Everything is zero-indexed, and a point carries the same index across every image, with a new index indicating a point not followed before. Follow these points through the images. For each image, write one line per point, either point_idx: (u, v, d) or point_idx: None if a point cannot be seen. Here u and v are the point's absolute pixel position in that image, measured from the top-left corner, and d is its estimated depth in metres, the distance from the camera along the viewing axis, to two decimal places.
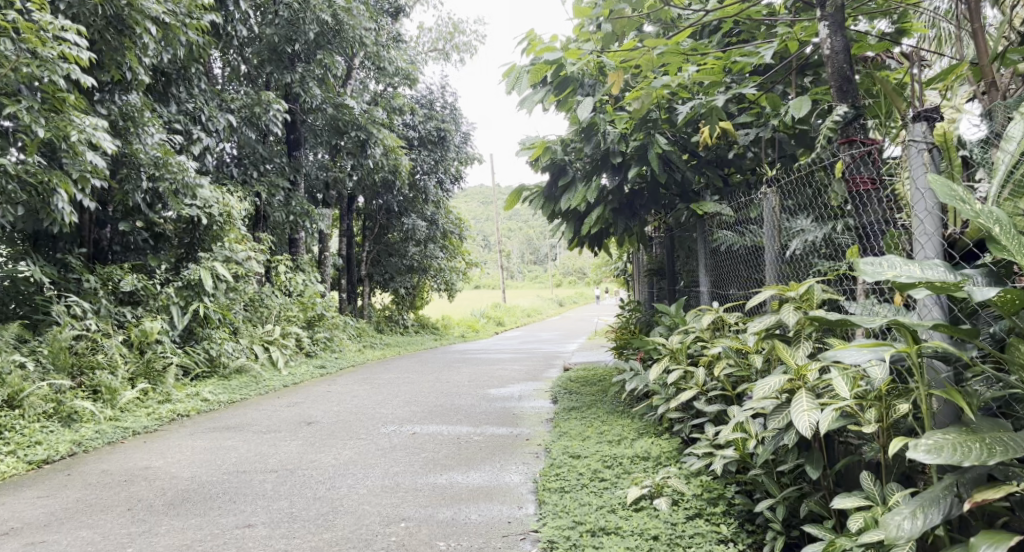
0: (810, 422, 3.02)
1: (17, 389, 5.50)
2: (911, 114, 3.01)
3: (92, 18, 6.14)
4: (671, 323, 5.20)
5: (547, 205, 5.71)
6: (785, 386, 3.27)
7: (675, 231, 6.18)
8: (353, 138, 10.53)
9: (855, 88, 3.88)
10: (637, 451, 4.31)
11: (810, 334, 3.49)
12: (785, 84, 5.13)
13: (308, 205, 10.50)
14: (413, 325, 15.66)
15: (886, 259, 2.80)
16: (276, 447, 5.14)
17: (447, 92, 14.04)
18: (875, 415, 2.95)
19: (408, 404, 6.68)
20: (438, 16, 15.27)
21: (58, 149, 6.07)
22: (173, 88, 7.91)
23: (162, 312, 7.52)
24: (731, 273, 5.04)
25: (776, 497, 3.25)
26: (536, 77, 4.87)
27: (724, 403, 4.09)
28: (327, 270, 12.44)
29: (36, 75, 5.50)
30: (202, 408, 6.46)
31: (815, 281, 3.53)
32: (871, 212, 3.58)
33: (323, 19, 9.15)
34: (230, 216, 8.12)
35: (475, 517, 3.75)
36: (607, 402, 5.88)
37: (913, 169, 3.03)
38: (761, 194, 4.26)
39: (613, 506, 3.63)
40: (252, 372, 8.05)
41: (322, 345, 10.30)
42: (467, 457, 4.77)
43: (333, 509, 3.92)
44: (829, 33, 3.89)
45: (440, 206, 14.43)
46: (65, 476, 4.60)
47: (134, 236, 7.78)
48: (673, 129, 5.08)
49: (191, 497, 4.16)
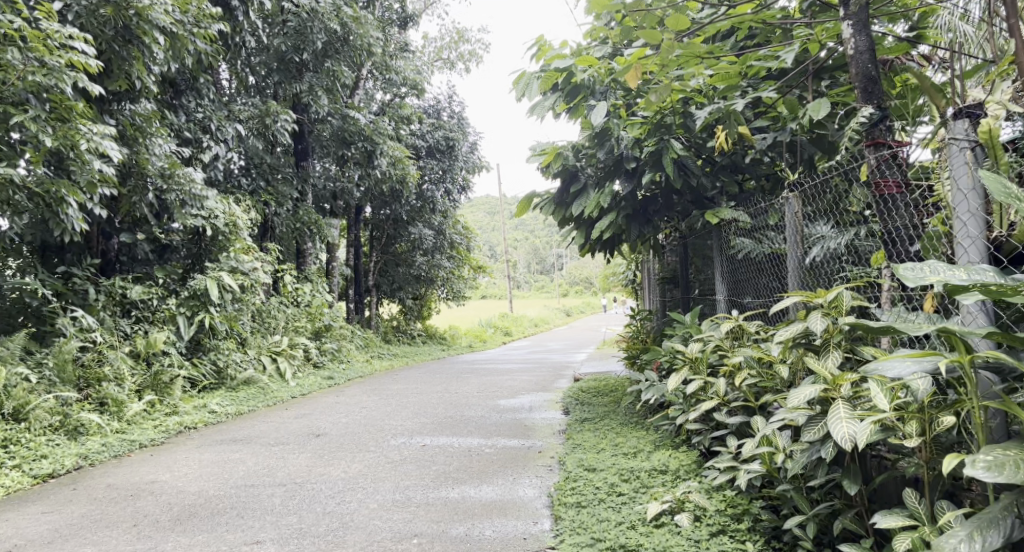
0: (847, 434, 2.90)
1: (23, 401, 5.43)
2: (952, 111, 2.96)
3: (100, 28, 6.12)
4: (686, 333, 5.08)
5: (558, 211, 5.56)
6: (819, 396, 3.15)
7: (689, 238, 6.07)
8: (359, 148, 10.47)
9: (881, 89, 3.78)
10: (655, 464, 4.19)
11: (839, 342, 3.39)
12: (802, 89, 5.03)
13: (316, 215, 10.45)
14: (420, 335, 15.56)
15: (927, 263, 2.74)
16: (285, 460, 5.04)
17: (454, 102, 14.04)
18: (918, 427, 2.85)
19: (418, 415, 6.58)
20: (444, 25, 15.22)
21: (66, 158, 6.01)
22: (181, 98, 7.97)
23: (169, 323, 7.45)
24: (748, 281, 4.93)
25: (807, 514, 3.13)
26: (547, 84, 4.66)
27: (746, 414, 3.97)
28: (334, 280, 12.38)
29: (43, 84, 5.44)
30: (209, 420, 6.37)
31: (845, 288, 3.42)
32: (897, 217, 3.49)
33: (332, 28, 9.10)
34: (236, 226, 8.02)
35: (489, 533, 3.64)
36: (621, 414, 5.77)
37: (953, 169, 2.96)
38: (783, 199, 4.14)
39: (633, 522, 3.52)
40: (259, 383, 7.95)
41: (329, 356, 10.20)
42: (479, 470, 4.65)
43: (343, 525, 3.82)
44: (852, 33, 3.82)
45: (448, 216, 14.34)
46: (70, 491, 4.51)
47: (139, 247, 7.70)
48: (689, 134, 5.00)
49: (198, 512, 4.06)
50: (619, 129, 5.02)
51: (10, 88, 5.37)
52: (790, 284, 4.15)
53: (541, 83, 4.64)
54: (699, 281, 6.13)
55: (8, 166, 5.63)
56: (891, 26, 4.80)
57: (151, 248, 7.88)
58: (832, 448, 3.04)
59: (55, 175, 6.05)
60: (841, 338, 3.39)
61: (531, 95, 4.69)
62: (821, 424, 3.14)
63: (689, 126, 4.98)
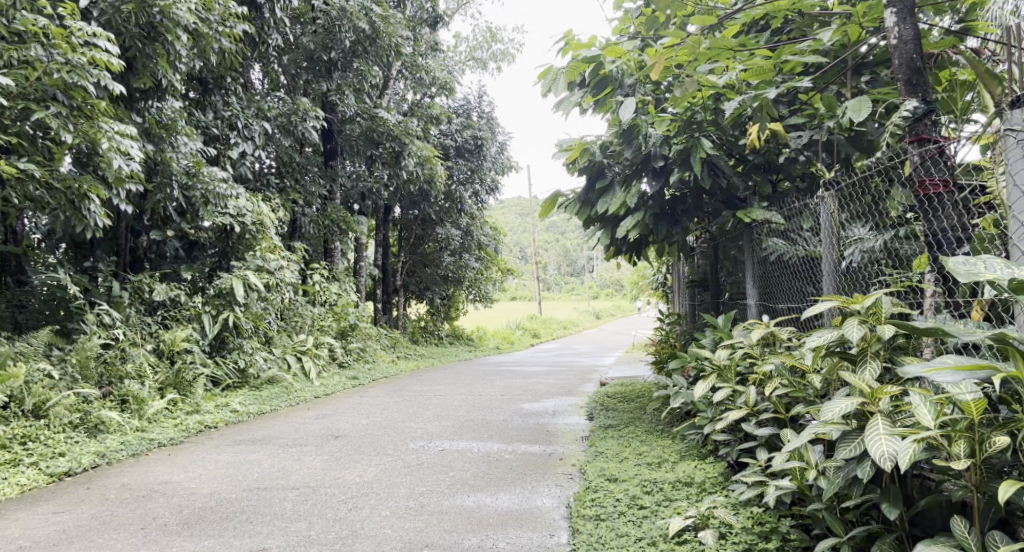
0: (886, 453, 2.69)
1: (43, 398, 5.39)
2: (1010, 98, 2.74)
3: (126, 26, 6.06)
4: (715, 338, 4.85)
5: (583, 210, 5.37)
6: (854, 409, 2.95)
7: (719, 239, 5.85)
8: (388, 148, 10.25)
9: (926, 81, 3.56)
10: (680, 475, 3.99)
11: (877, 352, 3.18)
12: (841, 84, 4.80)
13: (344, 214, 10.38)
14: (447, 337, 15.43)
15: (982, 259, 2.60)
16: (301, 463, 4.93)
17: (484, 101, 13.90)
18: (967, 448, 2.63)
19: (439, 417, 6.43)
20: (476, 25, 15.11)
21: (92, 154, 5.86)
22: (211, 97, 7.95)
23: (193, 321, 7.40)
24: (782, 285, 4.72)
25: (840, 537, 2.92)
26: (573, 75, 4.52)
27: (777, 426, 3.76)
28: (362, 280, 12.31)
29: (65, 82, 5.37)
30: (230, 420, 6.28)
31: (883, 293, 3.21)
32: (943, 216, 3.29)
33: (361, 27, 9.02)
34: (263, 224, 7.97)
35: (503, 545, 3.48)
36: (647, 420, 5.59)
37: (1011, 161, 2.74)
38: (818, 199, 3.90)
39: (654, 538, 3.34)
40: (283, 382, 7.86)
41: (355, 355, 10.08)
42: (497, 477, 4.50)
43: (353, 533, 3.69)
44: (897, 21, 3.61)
45: (476, 217, 14.19)
46: (85, 491, 4.43)
47: (168, 245, 7.81)
48: (720, 131, 4.75)
49: (207, 516, 3.96)
50: (647, 126, 4.77)
51: (33, 85, 5.30)
52: (825, 288, 3.89)
53: (567, 76, 4.49)
54: (730, 284, 5.92)
55: (31, 163, 5.58)
56: (938, 19, 4.58)
57: (180, 245, 7.95)
58: (868, 468, 2.84)
59: (79, 172, 5.96)
60: (879, 347, 3.19)
61: (557, 90, 4.54)
62: (856, 441, 2.93)
63: (720, 122, 4.73)
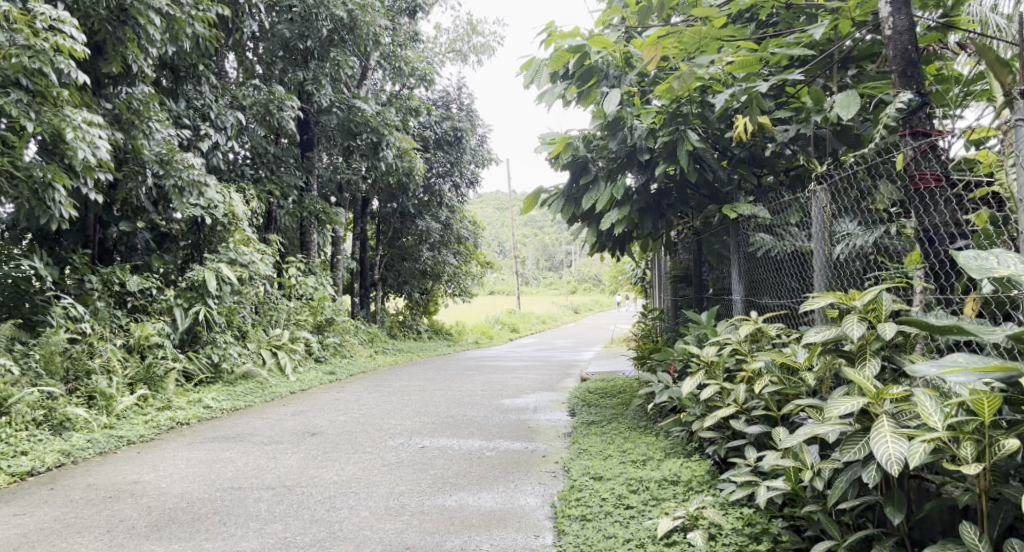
0: (893, 456, 2.62)
1: (4, 395, 5.17)
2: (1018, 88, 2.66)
3: (94, 8, 5.85)
4: (701, 334, 4.78)
5: (567, 207, 5.27)
6: (858, 409, 2.88)
7: (704, 234, 5.79)
8: (365, 140, 9.91)
9: (921, 73, 3.50)
10: (666, 474, 3.91)
11: (877, 350, 3.13)
12: (827, 78, 4.74)
13: (321, 206, 10.18)
14: (426, 331, 15.24)
15: (994, 254, 2.55)
16: (276, 461, 4.79)
17: (464, 93, 13.74)
18: (974, 451, 2.57)
19: (418, 414, 6.30)
20: (457, 16, 14.94)
21: (57, 143, 5.61)
22: (183, 85, 7.75)
23: (165, 315, 7.20)
24: (768, 279, 4.64)
25: (839, 540, 2.86)
26: (558, 65, 4.39)
27: (767, 424, 3.69)
28: (340, 273, 12.12)
29: (28, 67, 5.15)
30: (202, 416, 6.11)
31: (882, 289, 3.15)
32: (935, 212, 3.28)
33: (338, 15, 8.85)
34: (235, 216, 7.74)
35: (486, 547, 3.38)
36: (630, 417, 5.51)
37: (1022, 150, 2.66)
38: (809, 194, 3.82)
39: (642, 540, 3.25)
40: (258, 378, 7.67)
41: (331, 350, 9.90)
42: (479, 475, 4.39)
43: (331, 535, 3.56)
44: (891, 12, 3.54)
45: (455, 210, 14.04)
46: (48, 492, 4.25)
47: (139, 237, 7.56)
48: (706, 124, 4.70)
49: (178, 518, 3.81)
50: (633, 119, 4.72)
51: None
52: (815, 285, 3.82)
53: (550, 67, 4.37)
54: (714, 280, 5.85)
55: None
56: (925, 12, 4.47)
57: (151, 237, 7.71)
58: (873, 471, 2.76)
59: (43, 161, 5.72)
60: (878, 344, 3.13)
61: (541, 82, 4.43)
62: (859, 442, 2.86)
63: (707, 116, 4.66)
